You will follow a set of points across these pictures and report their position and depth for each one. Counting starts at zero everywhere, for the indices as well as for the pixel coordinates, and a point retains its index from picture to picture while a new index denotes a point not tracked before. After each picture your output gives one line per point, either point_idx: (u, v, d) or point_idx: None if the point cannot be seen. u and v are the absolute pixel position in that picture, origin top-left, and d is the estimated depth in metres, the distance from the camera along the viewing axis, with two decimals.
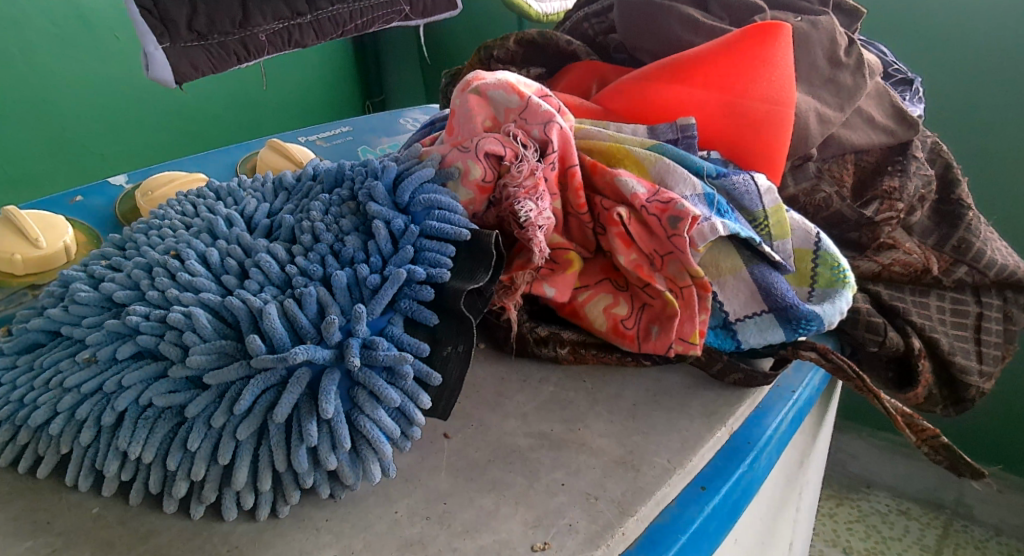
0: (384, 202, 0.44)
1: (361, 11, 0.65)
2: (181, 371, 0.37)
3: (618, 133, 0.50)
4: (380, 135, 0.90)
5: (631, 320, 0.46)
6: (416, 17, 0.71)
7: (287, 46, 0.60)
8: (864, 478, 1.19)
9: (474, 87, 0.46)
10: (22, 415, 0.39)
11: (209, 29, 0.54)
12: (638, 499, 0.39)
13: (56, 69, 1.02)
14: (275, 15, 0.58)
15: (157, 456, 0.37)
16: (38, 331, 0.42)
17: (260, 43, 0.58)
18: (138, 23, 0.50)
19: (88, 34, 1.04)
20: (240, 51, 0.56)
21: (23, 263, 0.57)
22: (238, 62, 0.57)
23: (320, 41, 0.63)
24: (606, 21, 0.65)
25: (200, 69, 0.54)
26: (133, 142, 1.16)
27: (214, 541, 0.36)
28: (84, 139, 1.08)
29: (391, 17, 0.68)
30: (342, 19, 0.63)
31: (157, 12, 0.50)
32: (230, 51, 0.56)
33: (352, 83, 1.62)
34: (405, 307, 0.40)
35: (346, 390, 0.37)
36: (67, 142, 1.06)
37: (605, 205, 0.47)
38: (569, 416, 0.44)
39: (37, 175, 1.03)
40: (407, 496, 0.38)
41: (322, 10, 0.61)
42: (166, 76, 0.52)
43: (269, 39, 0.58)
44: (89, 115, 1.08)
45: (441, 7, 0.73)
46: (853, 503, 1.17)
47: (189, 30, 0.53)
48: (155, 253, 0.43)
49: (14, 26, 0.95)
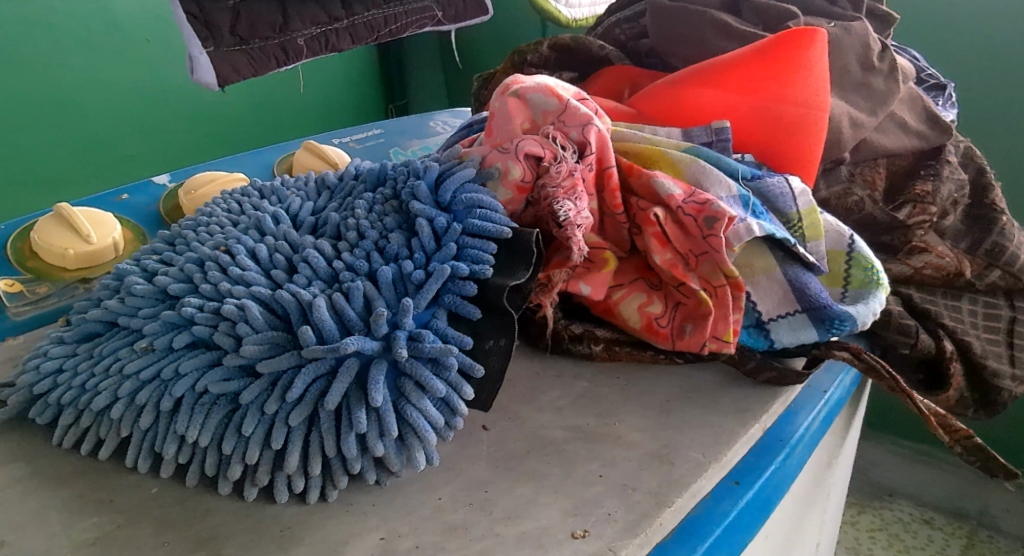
0: (427, 201, 0.46)
1: (394, 17, 0.70)
2: (234, 359, 0.39)
3: (653, 136, 0.51)
4: (411, 137, 0.92)
5: (665, 318, 0.48)
6: (448, 23, 0.76)
7: (324, 50, 0.65)
8: (886, 487, 1.19)
9: (513, 91, 0.48)
10: (84, 400, 0.41)
11: (250, 34, 0.58)
12: (673, 490, 0.39)
13: (89, 73, 1.05)
14: (313, 20, 0.63)
15: (213, 440, 0.38)
16: (96, 321, 0.45)
17: (299, 47, 0.63)
18: (184, 27, 0.54)
19: (121, 40, 1.08)
20: (280, 55, 0.61)
21: (75, 257, 0.61)
22: (277, 65, 0.61)
23: (357, 46, 0.67)
24: (638, 26, 0.67)
25: (241, 72, 0.58)
26: (162, 146, 1.20)
27: (267, 521, 0.37)
28: (115, 141, 1.12)
29: (425, 22, 0.73)
30: (376, 24, 0.68)
31: (202, 17, 0.55)
32: (270, 55, 0.60)
33: (375, 87, 1.64)
34: (449, 301, 0.41)
35: (393, 380, 0.38)
36: (99, 145, 1.10)
37: (641, 205, 0.48)
38: (604, 411, 0.45)
39: (67, 176, 1.07)
40: (448, 484, 0.40)
41: (357, 15, 0.66)
42: (209, 78, 0.56)
43: (308, 44, 0.63)
44: (119, 118, 1.12)
45: (471, 11, 0.78)
46: (876, 511, 1.17)
47: (231, 35, 0.57)
48: (206, 249, 0.45)
49: (49, 29, 0.99)
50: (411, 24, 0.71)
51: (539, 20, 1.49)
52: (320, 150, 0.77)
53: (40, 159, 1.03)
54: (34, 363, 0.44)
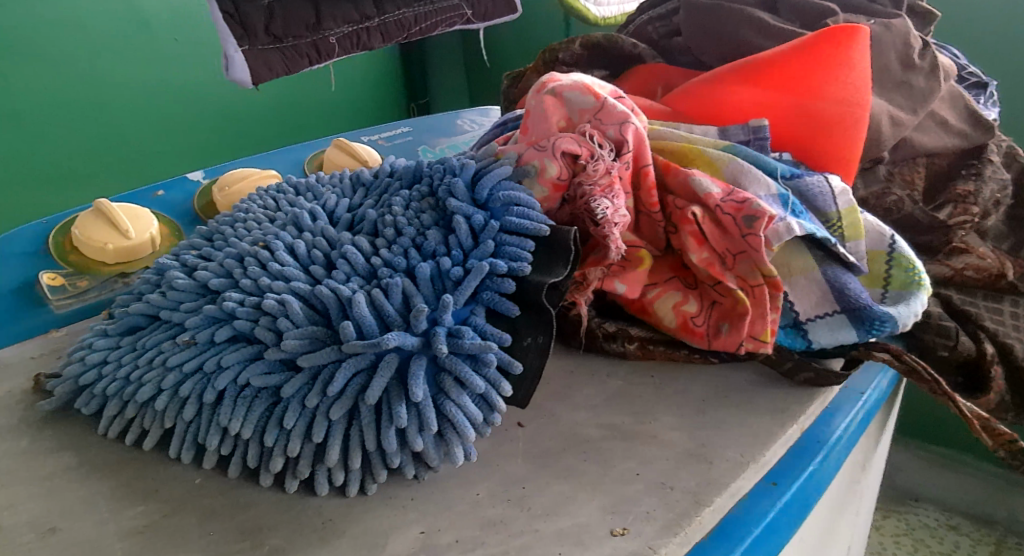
0: (464, 198, 0.46)
1: (425, 15, 0.71)
2: (275, 354, 0.40)
3: (690, 134, 0.51)
4: (438, 136, 0.93)
5: (701, 317, 0.48)
6: (477, 19, 0.77)
7: (355, 48, 0.67)
8: (910, 492, 1.18)
9: (550, 88, 0.48)
10: (129, 391, 0.42)
11: (284, 33, 0.60)
12: (712, 490, 0.39)
13: (120, 67, 1.09)
14: (345, 18, 0.64)
15: (255, 432, 0.39)
16: (138, 314, 0.45)
17: (331, 46, 0.64)
18: (221, 26, 0.56)
19: (146, 38, 1.11)
20: (312, 53, 0.63)
21: (114, 252, 0.62)
22: (309, 64, 0.63)
23: (388, 43, 0.69)
24: (670, 25, 0.67)
25: (275, 71, 0.60)
26: (189, 145, 1.23)
27: (308, 513, 0.38)
28: (144, 140, 1.16)
29: (453, 20, 0.74)
30: (407, 22, 0.69)
31: (237, 16, 0.57)
32: (303, 53, 0.62)
33: (397, 86, 1.65)
34: (487, 298, 0.41)
35: (433, 376, 0.39)
36: (131, 139, 1.14)
37: (678, 204, 0.47)
38: (639, 410, 0.45)
39: (96, 172, 1.10)
40: (485, 480, 0.40)
41: (389, 14, 0.67)
42: (243, 77, 0.58)
43: (339, 42, 0.65)
44: (147, 118, 1.15)
45: (501, 10, 0.78)
46: (900, 515, 1.16)
47: (266, 34, 0.59)
48: (245, 244, 0.46)
49: (77, 30, 1.02)
50: (442, 22, 0.72)
51: (562, 17, 1.49)
52: (350, 148, 0.78)
53: (70, 156, 1.06)
54: (79, 355, 0.45)
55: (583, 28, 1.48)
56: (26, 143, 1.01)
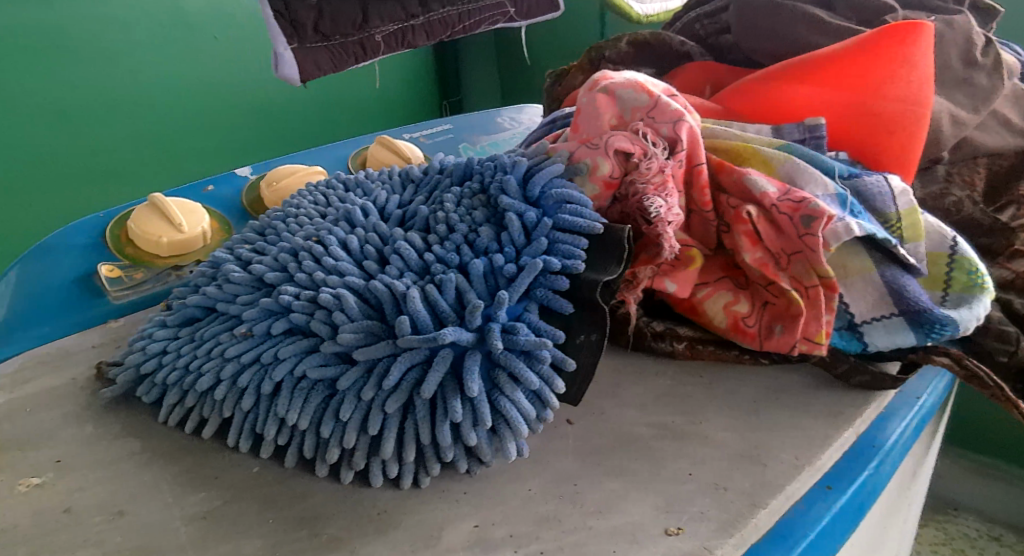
0: (516, 196, 0.46)
1: (468, 14, 0.76)
2: (331, 347, 0.40)
3: (744, 132, 0.51)
4: (479, 133, 0.93)
5: (753, 318, 0.47)
6: (520, 18, 0.84)
7: (401, 46, 0.73)
8: (950, 500, 1.16)
9: (603, 86, 0.48)
10: (188, 380, 0.43)
11: (332, 31, 0.65)
12: (767, 491, 0.39)
13: (173, 93, 1.16)
14: (391, 18, 0.70)
15: (312, 423, 0.40)
16: (195, 306, 0.46)
17: (377, 43, 0.70)
18: (271, 24, 0.62)
19: (179, 39, 1.14)
20: (358, 51, 0.69)
21: (168, 245, 0.64)
22: (355, 60, 0.69)
23: (431, 41, 0.75)
24: (719, 22, 0.66)
25: (321, 68, 0.65)
26: (207, 141, 1.24)
27: (364, 504, 0.38)
28: (161, 139, 1.17)
29: (497, 18, 0.81)
30: (450, 21, 0.76)
31: (288, 15, 0.62)
32: (350, 51, 0.68)
33: (431, 83, 1.66)
34: (540, 295, 0.41)
35: (487, 372, 0.39)
36: (187, 159, 1.22)
37: (731, 203, 0.47)
38: (689, 409, 0.45)
39: (128, 173, 1.14)
40: (537, 475, 0.40)
41: (434, 13, 0.73)
42: (291, 74, 0.64)
43: (384, 39, 0.70)
44: (172, 118, 1.17)
45: (543, 9, 0.85)
46: (940, 524, 1.13)
47: (315, 32, 0.64)
48: (299, 239, 0.47)
49: (114, 28, 1.06)
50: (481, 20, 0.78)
51: (598, 13, 1.49)
52: (394, 145, 0.78)
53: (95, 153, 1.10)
54: (140, 344, 0.46)
55: (618, 25, 1.48)
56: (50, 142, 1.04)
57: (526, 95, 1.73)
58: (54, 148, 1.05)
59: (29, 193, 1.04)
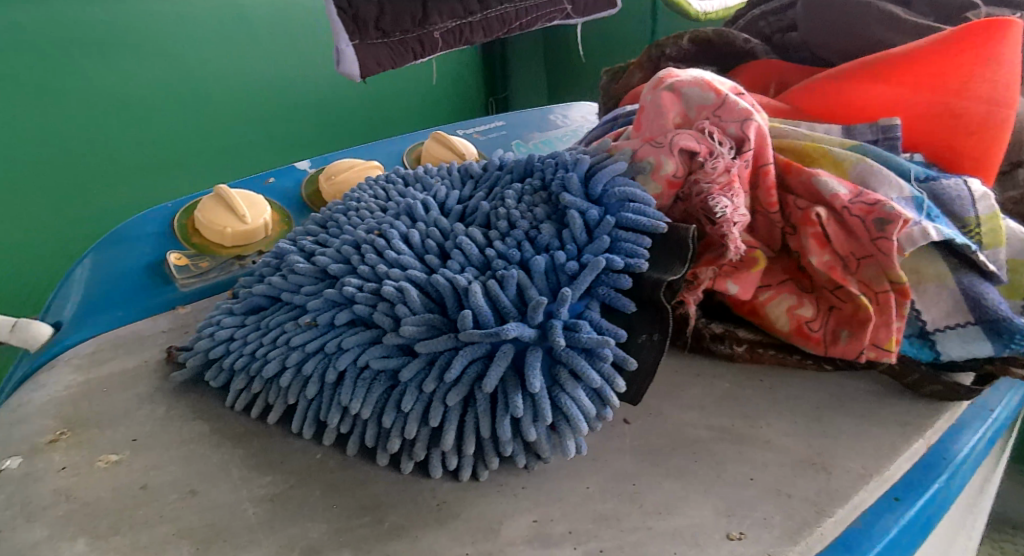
0: (578, 193, 0.46)
1: (526, 11, 0.77)
2: (394, 338, 0.41)
3: (814, 132, 0.50)
4: (532, 130, 0.93)
5: (818, 323, 0.46)
6: (577, 15, 0.84)
7: (459, 43, 0.73)
8: (1005, 518, 1.11)
9: (668, 84, 0.48)
10: (255, 367, 0.44)
11: (392, 28, 0.66)
12: (833, 501, 0.38)
13: (187, 98, 1.14)
14: (450, 15, 0.71)
15: (374, 412, 0.40)
16: (261, 295, 0.48)
17: (435, 39, 0.71)
18: (335, 21, 0.63)
19: (225, 35, 1.15)
20: (417, 48, 0.69)
21: (232, 235, 0.66)
22: (413, 57, 0.69)
23: (489, 38, 0.75)
24: (784, 19, 0.65)
25: (382, 64, 0.66)
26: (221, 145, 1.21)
27: (424, 494, 0.39)
28: (168, 143, 1.14)
29: (554, 15, 0.80)
30: (508, 18, 0.76)
31: (350, 11, 0.63)
32: (408, 48, 0.68)
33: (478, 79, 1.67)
34: (603, 293, 0.41)
35: (548, 368, 0.39)
36: (199, 164, 1.19)
37: (799, 204, 0.46)
38: (750, 413, 0.44)
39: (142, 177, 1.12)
40: (596, 473, 0.40)
41: (491, 9, 0.74)
42: (352, 70, 0.65)
43: (443, 36, 0.71)
44: (186, 122, 1.15)
45: (599, 6, 0.85)
46: (1000, 545, 1.07)
47: (376, 29, 0.65)
48: (361, 232, 0.48)
49: (178, 20, 1.08)
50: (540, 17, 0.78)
51: (648, 9, 1.48)
52: (449, 141, 0.79)
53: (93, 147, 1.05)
54: (209, 330, 0.48)
55: (670, 22, 1.46)
56: (80, 140, 1.03)
57: (572, 92, 1.73)
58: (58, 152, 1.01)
59: (30, 193, 1.00)
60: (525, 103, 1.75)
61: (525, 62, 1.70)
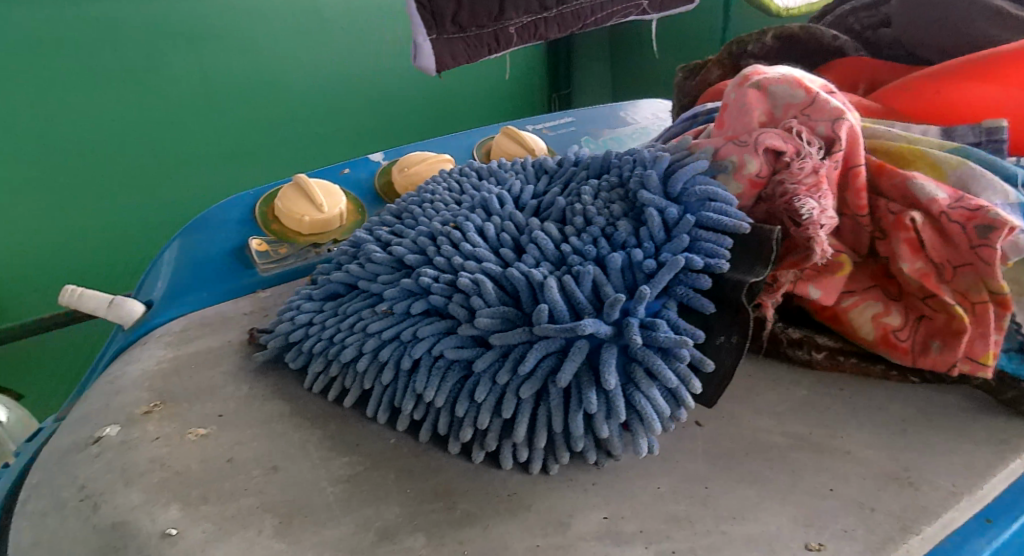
0: (656, 191, 0.45)
1: (602, 6, 0.75)
2: (469, 329, 0.41)
3: (910, 133, 0.48)
4: (601, 127, 0.92)
5: (905, 332, 0.44)
6: (654, 11, 0.82)
7: (533, 39, 0.73)
8: None
9: (755, 82, 0.46)
10: (333, 351, 0.45)
11: (469, 23, 0.67)
12: (920, 517, 0.36)
13: (218, 96, 1.13)
14: (526, 10, 0.70)
15: (447, 401, 0.41)
16: (338, 283, 0.49)
17: (509, 35, 0.71)
18: (414, 16, 0.65)
19: (299, 30, 1.18)
20: (492, 43, 0.70)
21: (310, 224, 0.67)
22: (488, 52, 0.70)
23: (563, 33, 0.75)
24: (877, 15, 0.62)
25: (458, 59, 0.67)
26: (239, 151, 1.19)
27: (495, 484, 0.39)
28: (185, 143, 1.12)
29: (630, 11, 0.80)
30: (584, 13, 0.75)
31: (429, 8, 0.65)
32: (484, 42, 0.69)
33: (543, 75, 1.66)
34: (681, 293, 0.41)
35: (623, 366, 0.39)
36: (210, 166, 1.16)
37: (892, 208, 0.44)
38: (829, 422, 0.43)
39: (152, 180, 1.11)
40: (668, 474, 0.39)
41: (567, 5, 0.73)
42: (428, 64, 0.67)
43: (518, 32, 0.71)
44: (213, 118, 1.14)
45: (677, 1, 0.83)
46: None
47: (452, 23, 0.66)
48: (437, 224, 0.48)
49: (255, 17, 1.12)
50: (617, 12, 0.77)
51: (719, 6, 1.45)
52: (519, 136, 0.79)
53: (96, 147, 1.03)
54: (289, 314, 0.49)
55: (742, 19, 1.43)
56: (82, 140, 1.02)
57: (637, 90, 1.70)
58: (71, 145, 1.01)
59: (33, 193, 1.00)
60: (588, 100, 1.73)
61: (590, 58, 1.69)
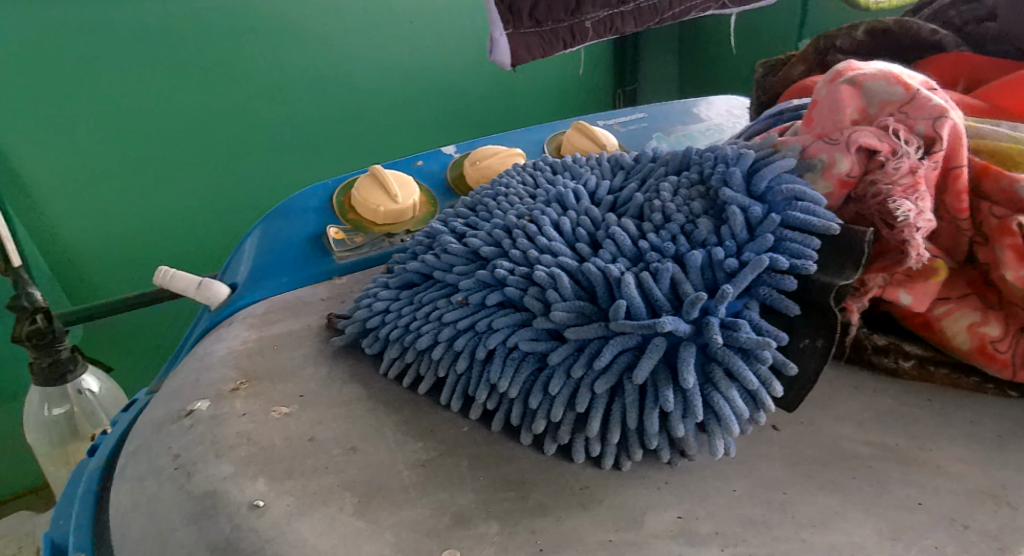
0: (739, 189, 0.44)
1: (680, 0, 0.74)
2: (544, 323, 0.41)
3: (1015, 133, 0.46)
4: (675, 123, 0.91)
5: (1005, 342, 0.42)
6: (732, 6, 0.81)
7: (608, 32, 0.72)
8: None
9: (848, 78, 0.44)
10: (409, 339, 0.45)
11: (546, 17, 0.67)
12: (1018, 538, 0.35)
13: (278, 94, 1.11)
14: (603, 5, 0.70)
15: (521, 392, 0.41)
16: (414, 272, 0.50)
17: (585, 29, 0.71)
18: (492, 13, 0.64)
19: (376, 24, 1.17)
20: (568, 37, 0.69)
21: (384, 214, 0.68)
22: (563, 46, 0.69)
23: (639, 27, 0.74)
24: (979, 8, 0.60)
25: (532, 54, 0.67)
26: (244, 152, 1.11)
27: (566, 477, 0.39)
28: (247, 137, 1.10)
29: (707, 6, 0.79)
30: (661, 7, 0.74)
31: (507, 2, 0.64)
32: (559, 37, 0.68)
33: (610, 72, 1.63)
34: (763, 294, 0.40)
35: (701, 365, 0.38)
36: (267, 160, 1.14)
37: (996, 212, 0.42)
38: (917, 433, 0.41)
39: (170, 179, 1.05)
40: (744, 476, 0.38)
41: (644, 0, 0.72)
42: (504, 58, 0.66)
43: (593, 26, 0.71)
44: (273, 111, 1.11)
45: None
46: None
47: (530, 18, 0.66)
48: (513, 217, 0.48)
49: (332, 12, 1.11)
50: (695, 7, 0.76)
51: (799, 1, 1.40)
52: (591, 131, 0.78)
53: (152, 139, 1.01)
54: (366, 302, 0.50)
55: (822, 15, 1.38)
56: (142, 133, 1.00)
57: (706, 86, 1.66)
58: (66, 148, 0.95)
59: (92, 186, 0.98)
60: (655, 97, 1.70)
61: (658, 53, 1.64)
